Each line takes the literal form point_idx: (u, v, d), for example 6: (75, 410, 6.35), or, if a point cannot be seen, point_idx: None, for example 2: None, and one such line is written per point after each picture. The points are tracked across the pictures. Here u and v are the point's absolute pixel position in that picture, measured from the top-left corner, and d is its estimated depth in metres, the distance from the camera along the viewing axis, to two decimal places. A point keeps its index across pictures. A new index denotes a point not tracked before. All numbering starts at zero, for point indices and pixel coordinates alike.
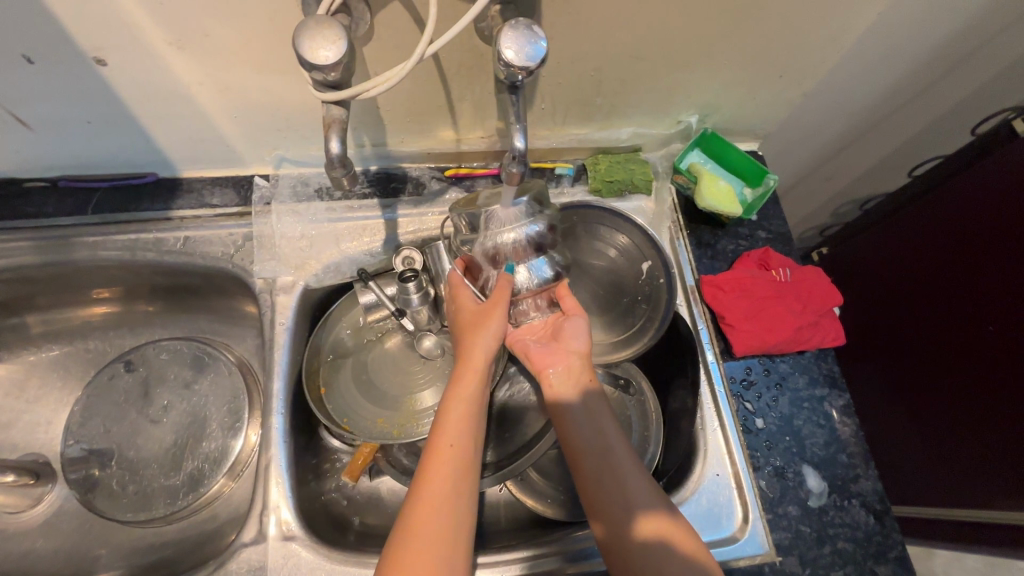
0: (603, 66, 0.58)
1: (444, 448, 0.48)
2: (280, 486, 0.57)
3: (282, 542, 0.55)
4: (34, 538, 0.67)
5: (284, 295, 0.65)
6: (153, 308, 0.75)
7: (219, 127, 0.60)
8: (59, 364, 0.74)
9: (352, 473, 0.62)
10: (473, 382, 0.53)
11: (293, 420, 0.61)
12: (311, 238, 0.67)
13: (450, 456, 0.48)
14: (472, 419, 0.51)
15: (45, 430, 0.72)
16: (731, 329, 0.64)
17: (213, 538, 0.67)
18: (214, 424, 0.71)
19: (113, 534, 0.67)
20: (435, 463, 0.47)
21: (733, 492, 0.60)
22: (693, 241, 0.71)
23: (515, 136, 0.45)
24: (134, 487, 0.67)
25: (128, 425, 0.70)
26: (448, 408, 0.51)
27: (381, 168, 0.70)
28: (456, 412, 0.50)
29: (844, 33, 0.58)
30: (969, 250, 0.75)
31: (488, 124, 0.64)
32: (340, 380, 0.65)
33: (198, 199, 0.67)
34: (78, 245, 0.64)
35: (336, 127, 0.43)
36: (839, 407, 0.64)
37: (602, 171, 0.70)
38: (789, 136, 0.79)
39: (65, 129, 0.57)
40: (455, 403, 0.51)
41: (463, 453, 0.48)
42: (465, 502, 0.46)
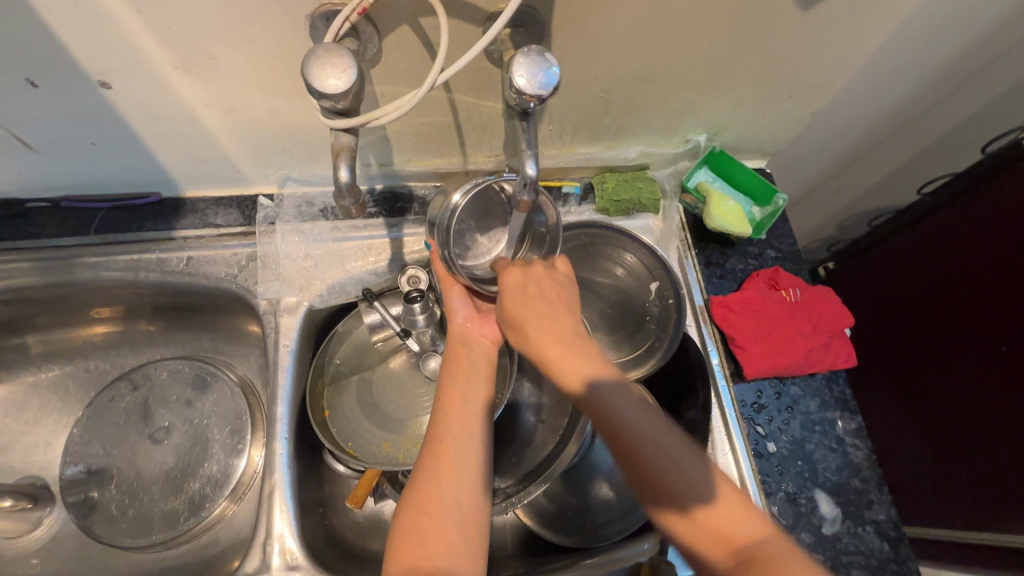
0: (611, 87, 0.57)
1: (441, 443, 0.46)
2: (284, 513, 0.56)
3: (286, 572, 0.54)
4: (32, 563, 0.66)
5: (288, 316, 0.64)
6: (154, 327, 0.74)
7: (225, 148, 0.59)
8: (60, 384, 0.73)
9: (356, 498, 0.58)
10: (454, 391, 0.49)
11: (296, 445, 0.60)
12: (315, 258, 0.66)
13: (452, 451, 0.46)
14: (473, 408, 0.48)
15: (43, 452, 0.70)
16: (742, 351, 0.63)
17: (214, 563, 0.65)
18: (215, 446, 0.70)
19: (112, 558, 0.66)
20: (431, 460, 0.46)
21: None
22: (702, 260, 0.70)
23: (526, 162, 0.44)
24: (133, 511, 0.66)
25: (128, 446, 0.69)
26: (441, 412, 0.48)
27: (386, 187, 0.69)
28: (453, 404, 0.48)
29: (853, 54, 0.58)
30: (981, 268, 0.74)
31: (495, 144, 0.64)
32: (345, 403, 0.64)
33: (201, 219, 0.66)
34: (80, 266, 0.63)
35: (345, 155, 0.42)
36: (851, 431, 0.63)
37: (609, 190, 0.70)
38: (798, 154, 0.78)
39: (68, 151, 0.56)
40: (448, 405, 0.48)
41: (467, 447, 0.47)
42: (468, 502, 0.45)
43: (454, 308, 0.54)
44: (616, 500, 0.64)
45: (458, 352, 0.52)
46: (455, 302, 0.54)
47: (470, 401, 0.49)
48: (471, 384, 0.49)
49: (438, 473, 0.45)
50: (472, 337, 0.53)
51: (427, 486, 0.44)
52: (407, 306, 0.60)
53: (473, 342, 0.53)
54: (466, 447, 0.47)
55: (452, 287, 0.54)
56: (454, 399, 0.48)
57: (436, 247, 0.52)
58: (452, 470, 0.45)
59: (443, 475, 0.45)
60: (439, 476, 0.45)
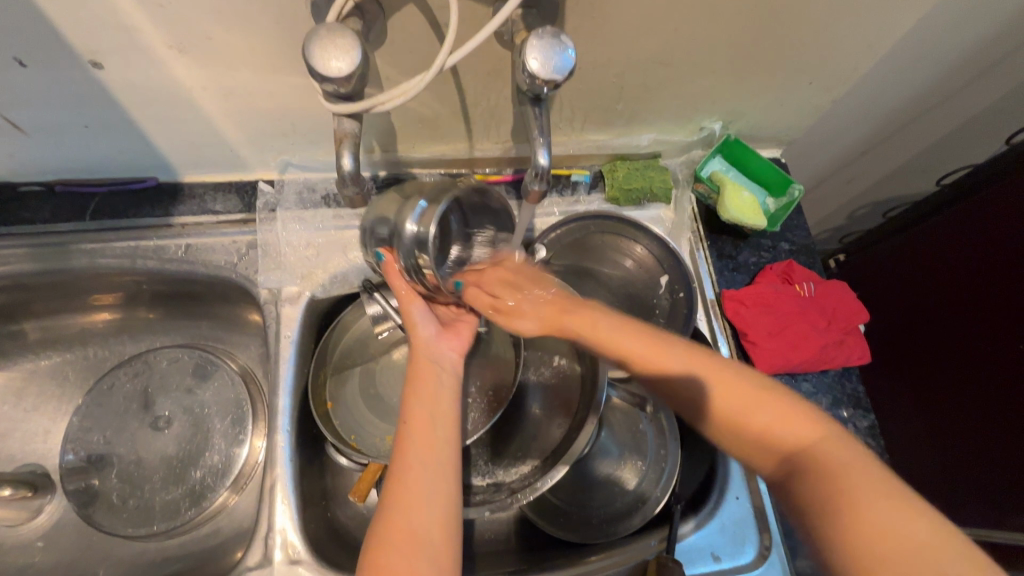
0: (626, 72, 0.55)
1: (408, 465, 0.43)
2: (286, 507, 0.55)
3: (289, 566, 0.53)
4: (33, 552, 0.65)
5: (290, 306, 0.62)
6: (154, 315, 0.73)
7: (224, 132, 0.57)
8: (58, 372, 0.72)
9: (360, 492, 0.57)
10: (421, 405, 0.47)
11: (298, 437, 0.59)
12: (317, 247, 0.64)
13: (420, 474, 0.43)
14: (439, 429, 0.46)
15: (43, 440, 0.70)
16: (753, 347, 0.62)
17: (216, 553, 0.65)
18: (217, 435, 0.69)
19: (114, 547, 0.65)
20: (399, 487, 0.42)
21: (749, 515, 0.59)
22: (714, 253, 0.68)
23: (538, 151, 0.42)
24: (135, 501, 0.66)
25: (128, 435, 0.68)
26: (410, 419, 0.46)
27: (390, 174, 0.67)
28: (418, 421, 0.46)
29: (879, 39, 0.56)
30: (1001, 264, 0.72)
31: (502, 131, 0.61)
32: (349, 394, 0.63)
33: (200, 205, 0.64)
34: (75, 253, 0.61)
35: (348, 142, 0.40)
36: (864, 429, 0.61)
37: (620, 179, 0.67)
38: (815, 142, 0.76)
39: (62, 133, 0.54)
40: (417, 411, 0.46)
41: (437, 468, 0.44)
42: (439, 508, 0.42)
43: (419, 332, 0.53)
44: (620, 494, 0.64)
45: (425, 371, 0.50)
46: (416, 324, 0.53)
47: (440, 422, 0.46)
48: (437, 399, 0.48)
49: (406, 499, 0.41)
50: (434, 351, 0.52)
51: (394, 512, 0.41)
52: None
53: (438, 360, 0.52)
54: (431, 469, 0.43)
55: (411, 304, 0.54)
56: (420, 421, 0.46)
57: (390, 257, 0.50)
58: (422, 494, 0.42)
59: (412, 499, 0.41)
60: (409, 501, 0.41)
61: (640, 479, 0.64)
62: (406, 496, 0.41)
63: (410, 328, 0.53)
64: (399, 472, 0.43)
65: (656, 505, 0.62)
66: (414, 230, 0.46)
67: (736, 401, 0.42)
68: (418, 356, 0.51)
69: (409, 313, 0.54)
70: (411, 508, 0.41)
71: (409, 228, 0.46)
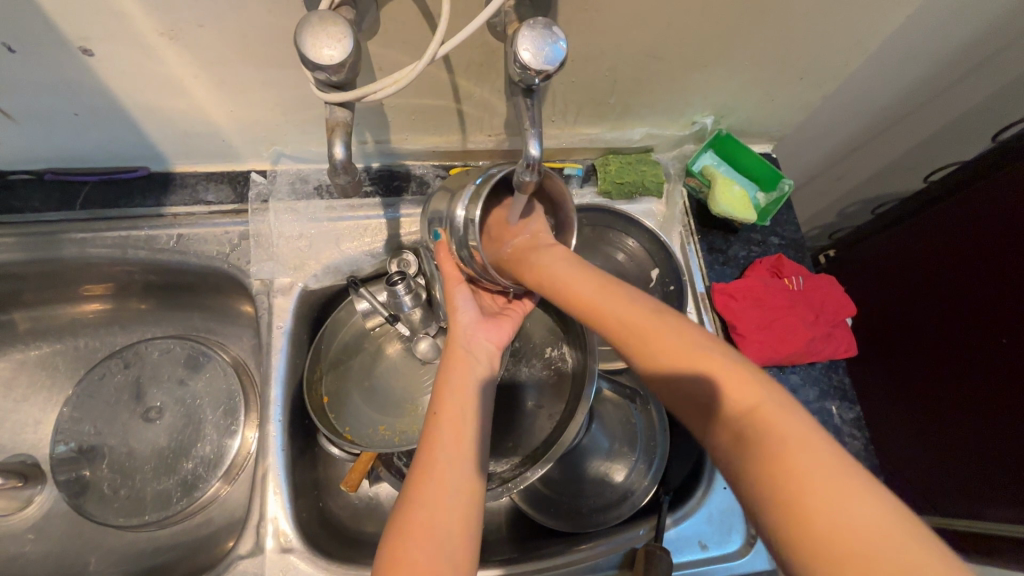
0: (618, 65, 0.55)
1: (433, 461, 0.43)
2: (278, 496, 0.56)
3: (281, 554, 0.54)
4: (24, 541, 0.65)
5: (282, 297, 0.63)
6: (146, 305, 0.72)
7: (217, 121, 0.57)
8: (48, 362, 0.71)
9: (351, 482, 0.58)
10: (454, 400, 0.46)
11: (290, 428, 0.59)
12: (310, 237, 0.64)
13: (445, 470, 0.42)
14: (467, 422, 0.45)
15: (33, 430, 0.69)
16: (743, 340, 0.62)
17: (208, 543, 0.65)
18: (209, 426, 0.69)
19: (104, 538, 0.65)
20: (421, 482, 0.42)
21: (736, 504, 0.60)
22: (704, 246, 0.69)
23: (530, 141, 0.41)
24: (126, 491, 0.66)
25: (120, 425, 0.68)
26: (443, 410, 0.46)
27: (383, 165, 0.67)
28: (447, 414, 0.45)
29: (869, 36, 0.56)
30: (985, 259, 0.73)
31: (496, 123, 0.62)
32: (343, 384, 0.64)
33: (192, 195, 0.64)
34: (66, 241, 0.61)
35: (339, 130, 0.40)
36: (849, 421, 0.62)
37: (612, 172, 0.68)
38: (805, 138, 0.76)
39: (51, 121, 0.53)
40: (450, 404, 0.46)
41: (461, 463, 0.43)
42: (467, 508, 0.41)
43: (459, 319, 0.52)
44: (609, 484, 0.64)
45: (459, 360, 0.49)
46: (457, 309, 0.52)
47: (467, 417, 0.46)
48: (467, 393, 0.47)
49: (428, 498, 0.41)
50: (474, 339, 0.51)
51: (413, 512, 0.41)
52: (389, 290, 0.60)
53: (476, 351, 0.51)
54: (454, 462, 0.43)
55: (457, 285, 0.53)
56: (449, 415, 0.45)
57: (445, 237, 0.50)
58: (446, 491, 0.42)
59: (435, 497, 0.41)
60: (430, 499, 0.41)
61: (629, 470, 0.65)
62: (428, 494, 0.41)
63: (452, 313, 0.52)
64: (424, 469, 0.43)
65: (644, 495, 0.62)
66: (463, 214, 0.48)
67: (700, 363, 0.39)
68: (455, 342, 0.50)
69: (453, 296, 0.53)
70: (433, 507, 0.41)
71: (458, 211, 0.48)
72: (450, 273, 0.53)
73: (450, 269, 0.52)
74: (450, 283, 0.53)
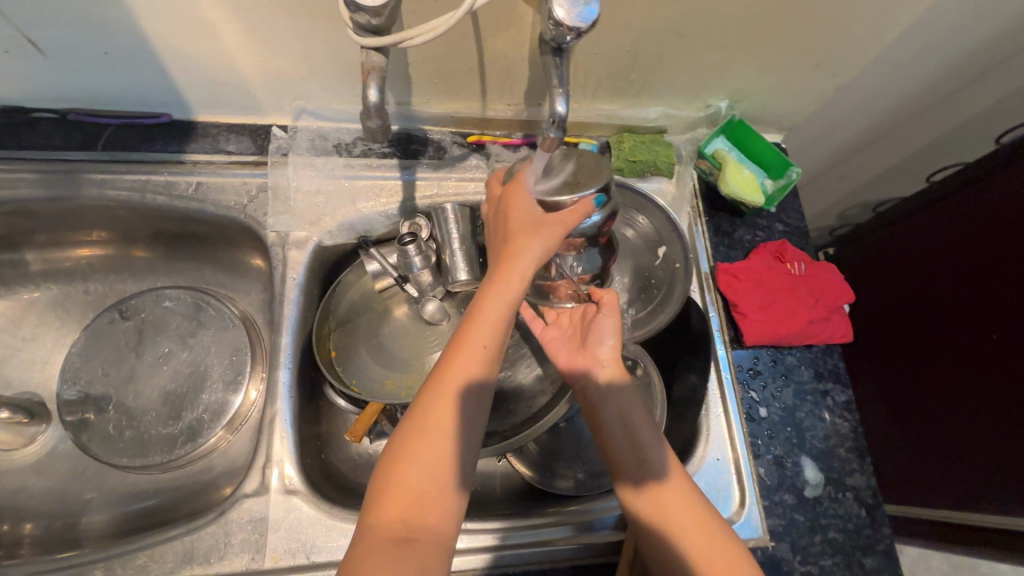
0: (641, 41, 0.57)
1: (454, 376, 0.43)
2: (283, 440, 0.57)
3: (284, 495, 0.54)
4: (27, 476, 0.66)
5: (297, 250, 0.64)
6: (157, 254, 0.73)
7: (244, 72, 0.58)
8: (59, 303, 0.72)
9: (356, 433, 0.58)
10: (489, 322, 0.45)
11: (299, 377, 0.61)
12: (326, 194, 0.65)
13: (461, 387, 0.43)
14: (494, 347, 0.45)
15: (41, 368, 0.70)
16: (743, 318, 0.64)
17: (208, 489, 0.66)
18: (215, 377, 0.70)
19: (107, 477, 0.66)
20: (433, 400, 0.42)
21: (731, 476, 0.60)
22: (711, 228, 0.70)
23: (557, 100, 0.44)
24: (131, 432, 0.67)
25: (127, 368, 0.69)
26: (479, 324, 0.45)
27: (402, 129, 0.68)
28: (475, 333, 0.45)
29: (885, 27, 0.58)
30: (980, 257, 0.75)
31: (517, 91, 0.63)
32: (350, 341, 0.65)
33: (213, 144, 0.65)
34: (86, 181, 0.62)
35: (375, 74, 0.41)
36: (840, 402, 0.64)
37: (626, 150, 0.69)
38: (815, 131, 0.78)
39: (80, 58, 0.54)
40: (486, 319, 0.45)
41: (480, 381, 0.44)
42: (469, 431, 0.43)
43: (526, 246, 0.47)
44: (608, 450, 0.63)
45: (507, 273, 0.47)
46: (523, 232, 0.47)
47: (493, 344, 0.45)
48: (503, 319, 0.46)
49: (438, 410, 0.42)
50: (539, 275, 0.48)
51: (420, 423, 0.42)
52: (401, 250, 0.62)
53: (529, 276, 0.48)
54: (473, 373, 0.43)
55: (541, 232, 0.47)
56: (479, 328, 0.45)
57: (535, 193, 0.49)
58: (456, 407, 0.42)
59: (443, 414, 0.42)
60: (441, 415, 0.42)
61: None
62: (440, 409, 0.42)
63: (536, 237, 0.47)
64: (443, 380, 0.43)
65: None
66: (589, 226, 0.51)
67: (687, 516, 0.46)
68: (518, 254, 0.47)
69: (533, 223, 0.48)
70: (441, 422, 0.41)
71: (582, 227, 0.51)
72: (566, 223, 0.48)
73: (557, 217, 0.48)
74: (541, 223, 0.47)
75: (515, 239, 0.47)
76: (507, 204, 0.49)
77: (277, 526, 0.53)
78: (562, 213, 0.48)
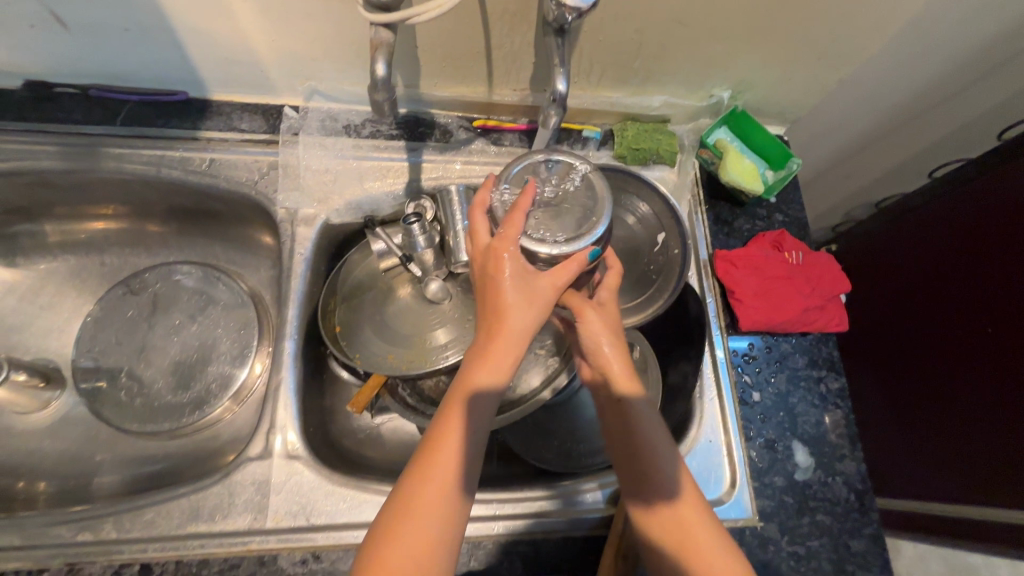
0: (645, 28, 0.58)
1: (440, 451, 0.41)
2: (287, 407, 0.59)
3: (286, 459, 0.56)
4: (41, 438, 0.68)
5: (305, 227, 0.66)
6: (170, 229, 0.75)
7: (259, 52, 0.60)
8: (75, 274, 0.74)
9: (357, 404, 0.62)
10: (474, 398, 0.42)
11: (303, 348, 0.63)
12: (335, 172, 0.67)
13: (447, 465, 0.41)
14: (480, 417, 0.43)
15: (56, 336, 0.73)
16: (739, 304, 0.65)
17: (213, 457, 0.68)
18: (223, 349, 0.72)
19: (117, 442, 0.69)
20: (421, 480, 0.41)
21: (722, 457, 0.61)
22: (711, 216, 0.72)
23: (558, 78, 0.45)
24: (142, 400, 0.69)
25: (139, 339, 0.72)
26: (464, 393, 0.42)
27: (410, 111, 0.70)
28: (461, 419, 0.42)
29: (886, 20, 0.59)
30: (978, 252, 0.76)
31: (523, 76, 0.64)
32: (355, 317, 0.66)
33: (227, 122, 0.67)
34: (105, 155, 0.64)
35: (383, 49, 0.42)
36: (834, 390, 0.65)
37: (629, 138, 0.70)
38: (818, 124, 0.79)
39: (102, 34, 0.56)
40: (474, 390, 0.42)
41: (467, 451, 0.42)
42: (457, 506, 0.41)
43: (516, 317, 0.42)
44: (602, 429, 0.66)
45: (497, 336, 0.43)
46: (514, 301, 0.42)
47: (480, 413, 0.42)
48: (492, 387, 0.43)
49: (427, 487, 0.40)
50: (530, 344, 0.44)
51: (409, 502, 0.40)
52: (405, 229, 0.63)
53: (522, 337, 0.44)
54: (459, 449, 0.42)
55: (532, 304, 0.43)
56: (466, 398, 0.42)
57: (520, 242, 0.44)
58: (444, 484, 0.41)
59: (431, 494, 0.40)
60: (429, 494, 0.40)
61: None
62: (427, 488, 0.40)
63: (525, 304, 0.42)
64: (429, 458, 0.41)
65: None
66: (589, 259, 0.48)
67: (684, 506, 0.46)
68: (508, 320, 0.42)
69: (525, 284, 0.43)
70: (430, 502, 0.40)
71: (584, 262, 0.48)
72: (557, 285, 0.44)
73: (547, 280, 0.43)
74: (533, 291, 0.43)
75: (502, 302, 0.42)
76: (497, 268, 0.43)
77: (278, 488, 0.55)
78: (553, 273, 0.44)
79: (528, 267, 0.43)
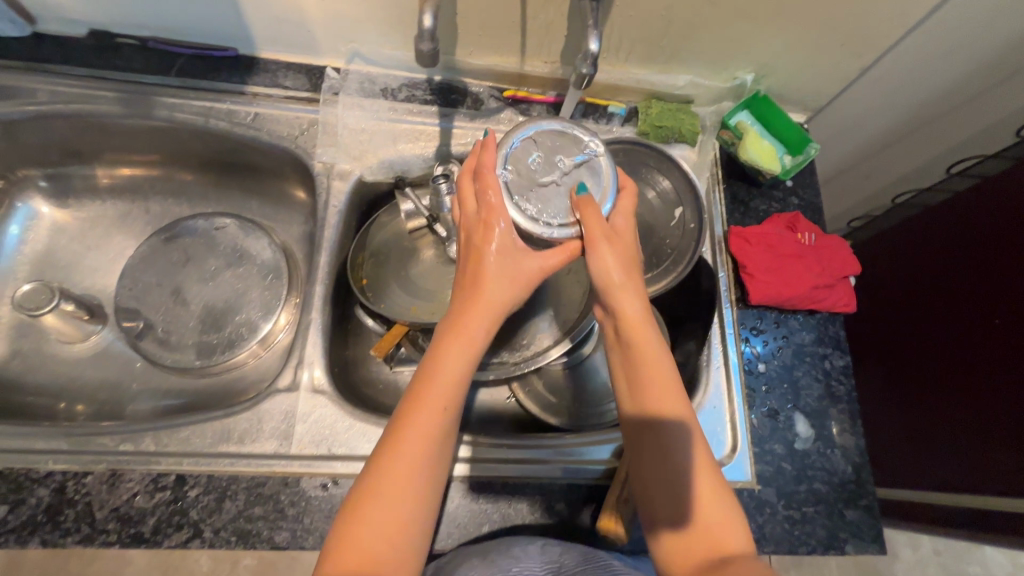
0: (674, 6, 0.60)
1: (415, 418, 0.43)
2: (315, 346, 0.62)
3: (312, 393, 0.60)
4: (82, 367, 0.73)
5: (340, 181, 0.70)
6: (210, 180, 0.80)
7: (308, 13, 0.63)
8: (120, 218, 0.79)
9: (381, 348, 0.65)
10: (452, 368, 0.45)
11: (331, 294, 0.66)
12: (370, 132, 0.71)
13: (421, 431, 0.43)
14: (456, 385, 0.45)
15: (100, 275, 0.77)
16: (750, 279, 0.67)
17: (239, 396, 0.72)
18: (252, 296, 0.76)
19: (151, 376, 0.73)
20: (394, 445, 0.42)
21: (726, 421, 0.64)
22: (728, 195, 0.74)
23: (591, 37, 0.48)
24: (176, 338, 0.73)
25: (176, 282, 0.76)
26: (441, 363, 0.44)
27: (444, 79, 0.73)
28: (434, 393, 0.44)
29: (910, 11, 0.60)
30: (991, 247, 0.78)
31: (554, 49, 0.67)
32: (381, 272, 0.69)
33: (272, 79, 0.71)
34: (159, 104, 0.68)
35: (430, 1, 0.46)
36: (838, 366, 0.67)
37: (652, 116, 0.73)
38: (838, 115, 0.81)
39: None
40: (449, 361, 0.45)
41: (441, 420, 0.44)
42: (432, 470, 0.43)
43: (497, 295, 0.46)
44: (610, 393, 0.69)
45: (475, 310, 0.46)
46: (497, 280, 0.46)
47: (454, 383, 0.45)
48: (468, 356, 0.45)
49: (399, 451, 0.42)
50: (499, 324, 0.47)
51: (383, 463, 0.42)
52: (433, 187, 0.65)
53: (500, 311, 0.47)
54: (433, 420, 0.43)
55: (515, 284, 0.47)
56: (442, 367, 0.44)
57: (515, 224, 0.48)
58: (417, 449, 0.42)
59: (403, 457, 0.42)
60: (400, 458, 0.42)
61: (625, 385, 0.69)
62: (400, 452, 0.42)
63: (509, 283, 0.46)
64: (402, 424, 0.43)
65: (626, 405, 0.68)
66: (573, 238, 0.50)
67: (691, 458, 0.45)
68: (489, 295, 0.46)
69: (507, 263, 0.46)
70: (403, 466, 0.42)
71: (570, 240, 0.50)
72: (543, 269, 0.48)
73: (534, 264, 0.48)
74: (517, 273, 0.47)
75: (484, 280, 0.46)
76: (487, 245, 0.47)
77: (303, 420, 0.59)
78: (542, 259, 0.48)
79: (517, 248, 0.47)
